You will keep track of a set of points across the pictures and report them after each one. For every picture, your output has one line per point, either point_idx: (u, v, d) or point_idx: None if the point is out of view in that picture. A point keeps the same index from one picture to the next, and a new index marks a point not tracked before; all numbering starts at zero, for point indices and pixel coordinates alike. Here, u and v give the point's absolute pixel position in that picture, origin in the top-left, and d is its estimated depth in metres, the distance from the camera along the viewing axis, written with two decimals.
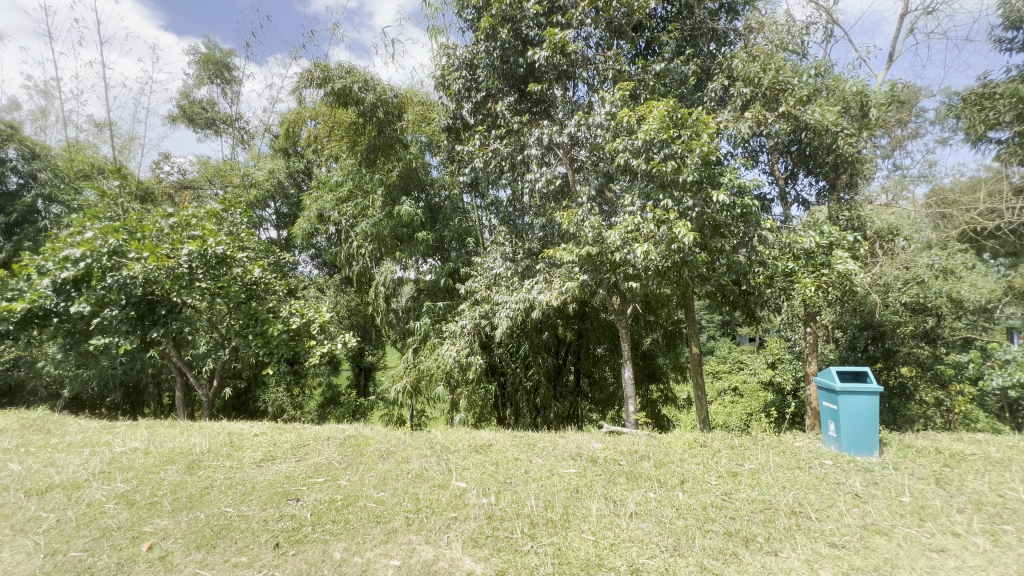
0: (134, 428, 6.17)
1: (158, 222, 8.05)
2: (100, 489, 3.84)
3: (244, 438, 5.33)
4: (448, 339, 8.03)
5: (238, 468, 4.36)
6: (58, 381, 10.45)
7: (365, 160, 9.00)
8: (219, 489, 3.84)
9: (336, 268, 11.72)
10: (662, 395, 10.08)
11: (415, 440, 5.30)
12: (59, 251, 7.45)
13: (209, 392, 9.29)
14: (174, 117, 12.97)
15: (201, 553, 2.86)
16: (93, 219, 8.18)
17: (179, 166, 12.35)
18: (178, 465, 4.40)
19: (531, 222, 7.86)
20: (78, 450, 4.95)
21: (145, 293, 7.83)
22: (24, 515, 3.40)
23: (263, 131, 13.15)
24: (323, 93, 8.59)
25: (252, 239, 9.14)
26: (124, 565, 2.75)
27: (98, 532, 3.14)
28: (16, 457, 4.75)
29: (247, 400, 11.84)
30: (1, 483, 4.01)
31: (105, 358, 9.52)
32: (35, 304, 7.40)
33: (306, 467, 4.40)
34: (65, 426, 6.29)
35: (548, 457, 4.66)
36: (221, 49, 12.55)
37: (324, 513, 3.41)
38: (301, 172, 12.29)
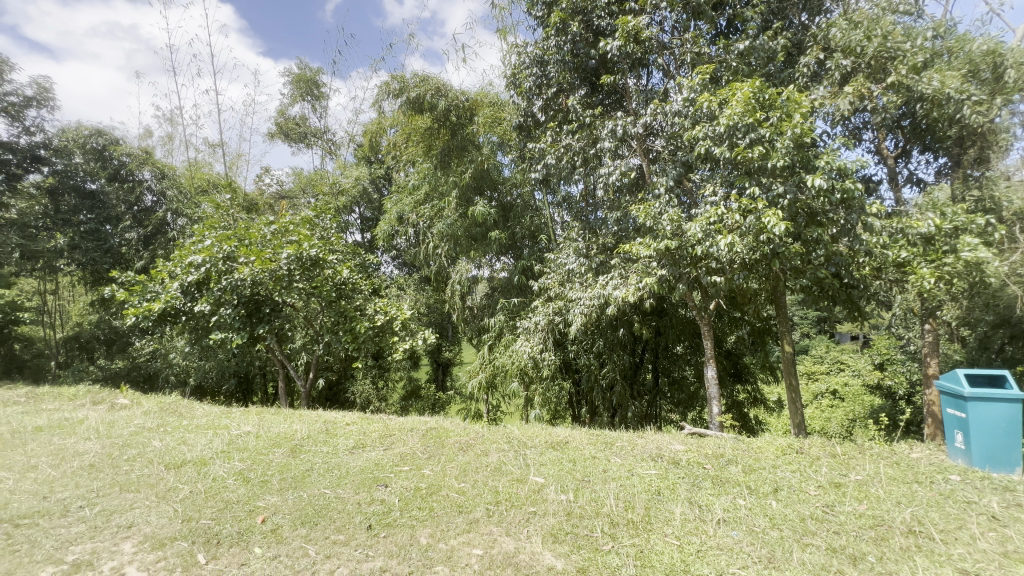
0: (246, 414, 6.91)
1: (262, 230, 8.94)
2: (222, 466, 4.37)
3: (338, 427, 5.78)
4: (522, 335, 8.12)
5: (334, 453, 4.74)
6: (185, 371, 12.00)
7: (440, 162, 9.32)
8: (318, 472, 4.20)
9: (415, 267, 12.30)
10: (749, 396, 9.44)
11: (493, 434, 5.44)
12: (185, 258, 8.58)
13: (307, 383, 10.16)
14: (272, 134, 14.32)
15: (306, 529, 3.15)
16: (210, 229, 9.30)
17: (278, 178, 13.63)
18: (284, 448, 4.88)
19: (605, 217, 7.72)
20: (204, 431, 5.67)
21: (253, 294, 8.72)
22: (166, 485, 3.96)
23: (348, 141, 14.11)
24: (400, 102, 9.02)
25: (340, 242, 9.87)
26: (243, 534, 3.10)
27: (221, 504, 3.56)
28: (157, 435, 5.54)
29: (339, 391, 12.79)
30: (146, 457, 4.70)
31: (222, 351, 10.78)
32: (168, 304, 8.52)
33: (392, 455, 4.68)
34: (192, 410, 7.21)
35: (627, 457, 4.57)
36: (311, 68, 13.63)
37: (410, 500, 3.60)
38: (382, 178, 13.05)
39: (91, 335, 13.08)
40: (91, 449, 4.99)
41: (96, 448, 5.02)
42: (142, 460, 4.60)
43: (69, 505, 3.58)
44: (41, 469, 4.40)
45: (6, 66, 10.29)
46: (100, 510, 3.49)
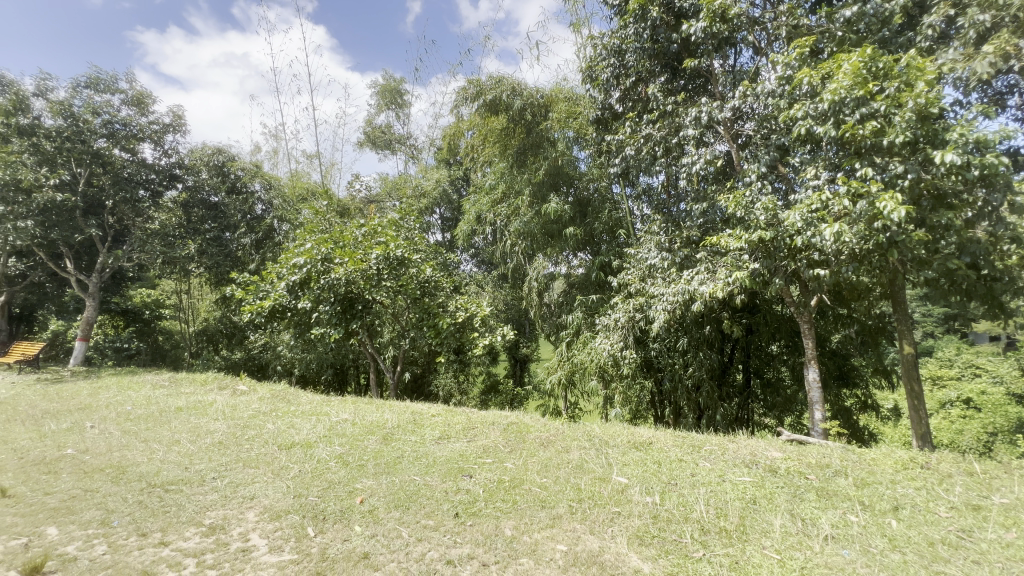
0: (344, 403, 7.51)
1: (354, 233, 9.64)
2: (325, 449, 4.79)
3: (425, 418, 6.08)
4: (601, 332, 8.00)
5: (422, 442, 5.01)
6: (290, 362, 13.30)
7: (516, 161, 9.40)
8: (408, 460, 4.46)
9: (493, 265, 12.59)
10: (858, 402, 8.50)
11: (573, 431, 5.41)
12: (290, 260, 9.47)
13: (395, 376, 10.79)
14: (361, 143, 15.37)
15: (399, 512, 3.36)
16: (310, 234, 10.21)
17: (366, 184, 14.60)
18: (377, 436, 5.23)
19: (689, 209, 7.34)
20: (308, 417, 6.25)
21: (347, 292, 9.42)
22: (280, 463, 4.43)
23: (428, 145, 14.74)
24: (477, 105, 9.24)
25: (423, 242, 10.35)
26: (345, 512, 3.38)
27: (325, 484, 3.91)
28: (271, 418, 6.21)
29: (423, 384, 13.44)
30: (263, 437, 5.29)
31: (321, 345, 11.78)
32: (277, 301, 9.47)
33: (476, 447, 4.84)
34: (298, 397, 7.97)
35: (717, 461, 4.31)
36: (395, 79, 14.42)
37: (494, 491, 3.70)
38: (461, 179, 13.46)
39: (216, 329, 14.94)
40: (220, 429, 5.73)
41: (223, 428, 5.74)
42: (259, 440, 5.19)
43: (204, 475, 4.14)
44: (182, 443, 5.13)
45: (149, 98, 12.04)
46: (229, 482, 3.99)
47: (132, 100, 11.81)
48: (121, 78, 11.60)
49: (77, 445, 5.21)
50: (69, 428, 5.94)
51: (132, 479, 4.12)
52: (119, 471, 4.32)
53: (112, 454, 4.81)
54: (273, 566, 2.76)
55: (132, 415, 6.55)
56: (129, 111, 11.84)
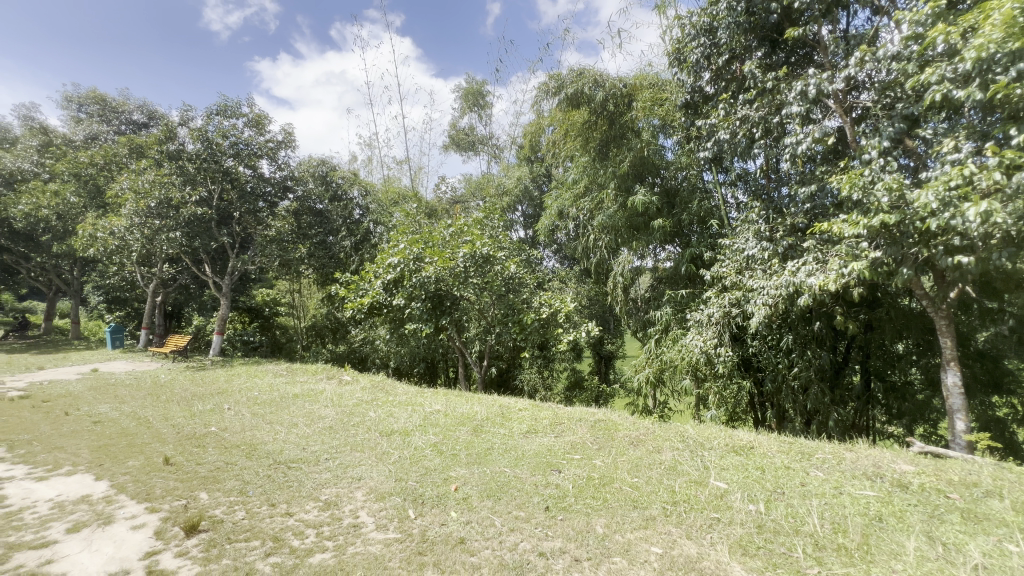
0: (436, 394, 7.90)
1: (443, 233, 10.09)
2: (421, 438, 5.10)
3: (512, 411, 6.21)
4: (693, 328, 7.60)
5: (510, 435, 5.12)
6: (387, 354, 14.29)
7: (599, 154, 9.23)
8: (498, 452, 4.59)
9: (576, 260, 12.51)
10: (1015, 412, 7.18)
11: (665, 431, 5.21)
12: (385, 260, 10.13)
13: (482, 370, 11.16)
14: (447, 146, 16.02)
15: (491, 501, 3.48)
16: (402, 235, 10.86)
17: (452, 185, 15.21)
18: (467, 427, 5.44)
19: (793, 194, 6.68)
20: (405, 406, 6.69)
21: (436, 289, 9.87)
22: (382, 448, 4.80)
23: (510, 144, 14.98)
24: (558, 100, 9.21)
25: (507, 240, 10.56)
26: (442, 498, 3.56)
27: (423, 470, 4.16)
28: (372, 407, 6.73)
29: (508, 378, 13.71)
30: (366, 424, 5.75)
31: (413, 339, 12.52)
32: (375, 299, 10.20)
33: (563, 443, 4.85)
34: (395, 388, 8.54)
35: (831, 472, 3.91)
36: (477, 81, 14.83)
37: (584, 488, 3.69)
38: (543, 176, 13.41)
39: (323, 324, 16.44)
40: (330, 414, 6.33)
41: (332, 414, 6.33)
42: (364, 426, 5.65)
43: (319, 456, 4.60)
44: (300, 427, 5.75)
45: (266, 119, 13.55)
46: (339, 463, 4.40)
47: (252, 122, 13.37)
48: (243, 103, 13.16)
49: (218, 423, 6.06)
50: (213, 409, 6.94)
51: (261, 455, 4.70)
52: (251, 448, 4.95)
53: (245, 433, 5.53)
54: (380, 542, 2.99)
55: (260, 400, 7.48)
56: (250, 132, 13.42)
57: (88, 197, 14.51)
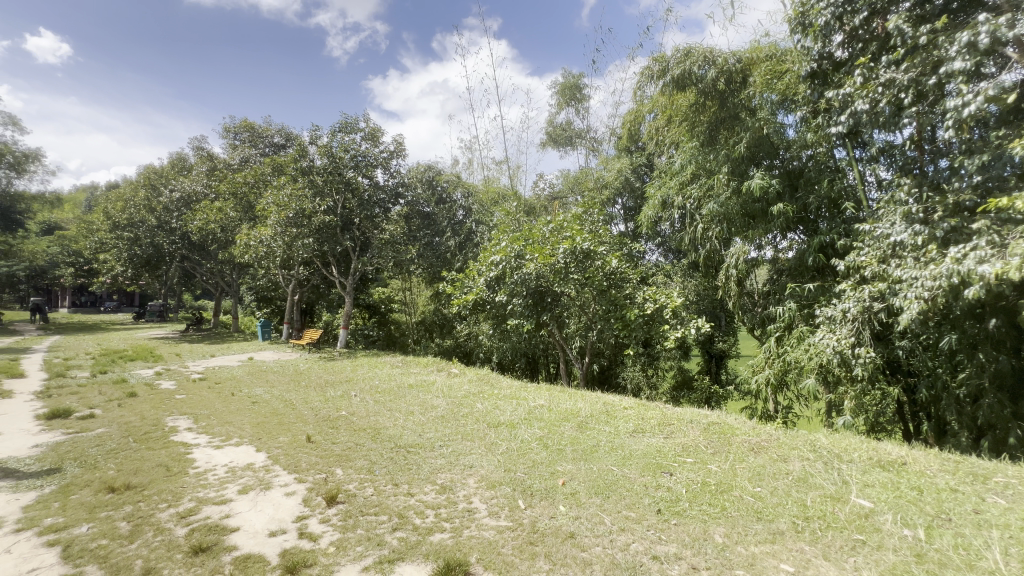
0: (539, 389, 8.01)
1: (542, 229, 10.15)
2: (526, 431, 5.21)
3: (617, 409, 6.07)
4: (823, 325, 6.78)
5: (616, 434, 5.02)
6: (490, 349, 14.84)
7: (707, 139, 8.63)
8: (604, 450, 4.52)
9: (682, 253, 11.87)
10: None
11: (791, 438, 4.71)
12: (488, 258, 10.42)
13: (583, 366, 11.14)
14: (544, 143, 16.09)
15: (599, 499, 3.45)
16: (503, 234, 11.13)
17: (550, 182, 15.28)
18: (572, 423, 5.45)
19: (955, 166, 5.64)
20: (510, 400, 6.89)
21: (537, 286, 9.92)
22: (490, 439, 5.00)
23: (609, 136, 14.60)
24: (662, 84, 8.75)
25: (608, 234, 10.32)
26: (550, 491, 3.62)
27: (529, 462, 4.25)
28: (478, 399, 7.04)
29: (609, 375, 13.46)
30: (475, 415, 6.03)
31: (515, 334, 12.84)
32: (479, 296, 10.62)
33: (673, 444, 4.63)
34: (499, 381, 8.85)
35: (1016, 500, 3.23)
36: (574, 75, 14.68)
37: (699, 493, 3.49)
38: (644, 165, 12.80)
39: (431, 320, 17.57)
40: (441, 404, 6.75)
41: (444, 404, 6.75)
42: (472, 417, 5.94)
43: (433, 443, 4.93)
44: (416, 414, 6.21)
45: (379, 132, 14.79)
46: (452, 451, 4.67)
47: (368, 135, 14.68)
48: (360, 119, 14.51)
49: (348, 408, 6.79)
50: (343, 395, 7.79)
51: (384, 439, 5.17)
52: (375, 432, 5.47)
53: (370, 418, 6.13)
54: (493, 528, 3.12)
55: (381, 388, 8.24)
56: (367, 144, 14.75)
57: (242, 211, 17.08)
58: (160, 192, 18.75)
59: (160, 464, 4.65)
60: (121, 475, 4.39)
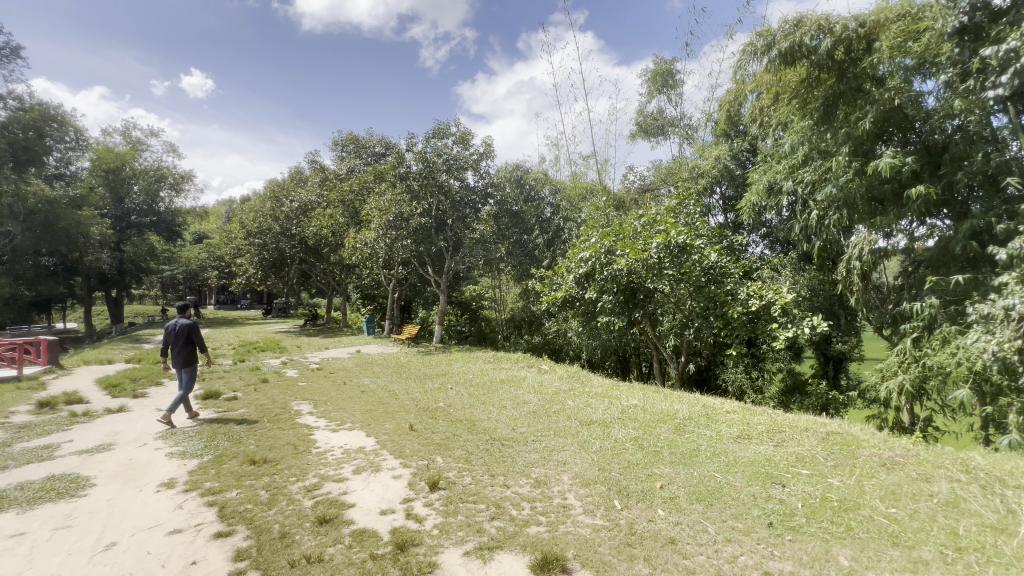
0: (631, 388, 7.79)
1: (634, 224, 9.84)
2: (620, 430, 5.10)
3: (719, 413, 5.71)
4: (977, 325, 5.75)
5: (718, 439, 4.71)
6: (579, 346, 14.77)
7: (823, 116, 7.75)
8: (705, 455, 4.27)
9: (792, 244, 10.81)
10: None
11: (935, 455, 4.08)
12: (577, 255, 10.36)
13: (679, 366, 10.71)
14: (634, 134, 15.55)
15: (701, 506, 3.27)
16: (592, 229, 11.00)
17: (640, 174, 14.73)
18: (669, 425, 5.22)
19: None
20: (601, 398, 6.79)
21: (629, 282, 9.67)
22: (583, 436, 4.97)
23: (705, 122, 13.73)
24: (767, 60, 8.02)
25: (705, 226, 9.72)
26: (647, 494, 3.51)
27: (625, 463, 4.15)
28: (569, 396, 7.03)
29: (708, 376, 12.74)
30: (566, 412, 6.03)
31: (605, 332, 12.63)
32: (568, 293, 10.56)
33: (786, 453, 4.23)
34: (590, 379, 8.76)
35: None
36: (666, 60, 13.98)
37: (817, 509, 3.16)
38: (746, 151, 11.84)
39: (520, 317, 17.89)
40: (533, 400, 6.85)
41: (536, 400, 6.85)
42: (564, 414, 5.95)
43: (526, 438, 5.01)
44: (509, 409, 6.37)
45: (469, 135, 15.32)
46: (545, 446, 4.72)
47: (459, 139, 15.29)
48: (452, 124, 15.14)
49: (445, 400, 7.16)
50: (440, 387, 8.24)
51: (480, 431, 5.38)
52: (471, 424, 5.71)
53: (465, 410, 6.41)
54: (589, 526, 3.11)
55: (475, 382, 8.58)
56: (458, 148, 15.34)
57: (349, 217, 18.71)
58: (283, 202, 21.19)
59: (289, 443, 5.29)
60: (260, 450, 5.06)
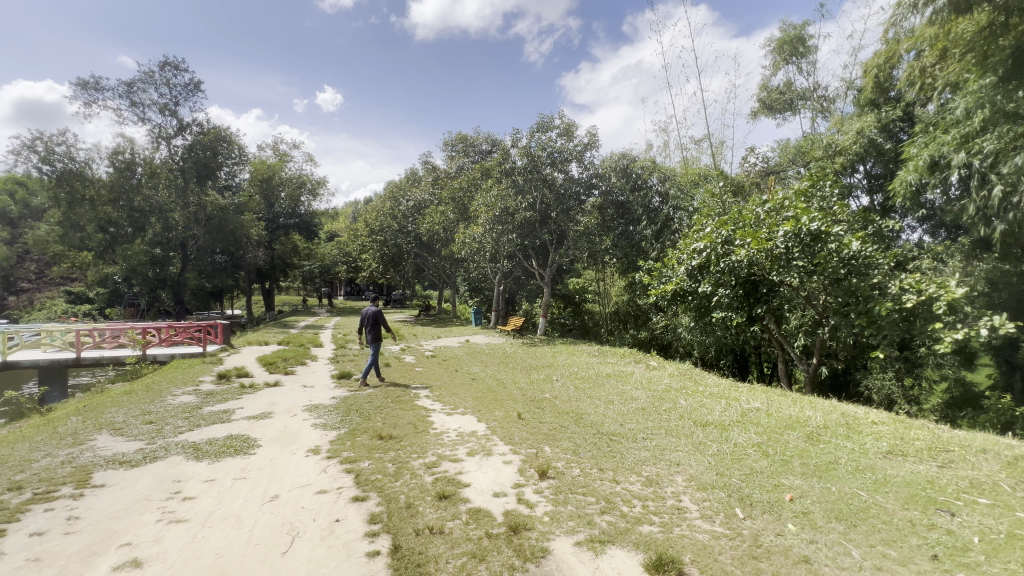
0: (752, 390, 7.17)
1: (755, 211, 8.99)
2: (741, 435, 4.72)
3: (862, 424, 5.01)
4: None
5: (862, 453, 4.13)
6: (690, 343, 13.96)
7: (1011, 72, 6.39)
8: (846, 469, 3.78)
9: (964, 229, 9.02)
10: None
11: None
12: (689, 245, 9.78)
13: (809, 368, 9.60)
14: (755, 112, 14.12)
15: (843, 526, 2.91)
16: (707, 218, 10.27)
17: (763, 155, 13.36)
18: (799, 433, 4.71)
19: None
20: (718, 399, 6.35)
21: (750, 275, 8.88)
22: (698, 438, 4.71)
23: (846, 91, 11.98)
24: (931, 12, 6.74)
25: (846, 211, 8.52)
26: (774, 505, 3.22)
27: (747, 470, 3.85)
28: (681, 395, 6.68)
29: (846, 382, 11.26)
30: (678, 411, 5.75)
31: (720, 328, 11.77)
32: (679, 286, 10.04)
33: (954, 477, 3.58)
34: (704, 378, 8.24)
35: None
36: (795, 25, 12.43)
37: (1001, 548, 2.63)
38: (899, 120, 10.11)
39: (626, 311, 17.37)
40: (641, 397, 6.63)
41: (644, 397, 6.63)
42: (676, 413, 5.68)
43: (636, 435, 4.88)
44: (616, 404, 6.25)
45: (573, 126, 15.17)
46: (656, 445, 4.56)
47: (564, 131, 15.22)
48: (555, 117, 15.11)
49: (551, 391, 7.25)
50: (546, 379, 8.38)
51: (587, 424, 5.37)
52: (578, 416, 5.72)
53: (572, 402, 6.43)
54: (707, 532, 2.94)
55: (581, 375, 8.56)
56: (562, 140, 15.27)
57: (458, 213, 19.73)
58: (400, 202, 22.96)
59: (410, 422, 5.79)
60: (386, 427, 5.61)
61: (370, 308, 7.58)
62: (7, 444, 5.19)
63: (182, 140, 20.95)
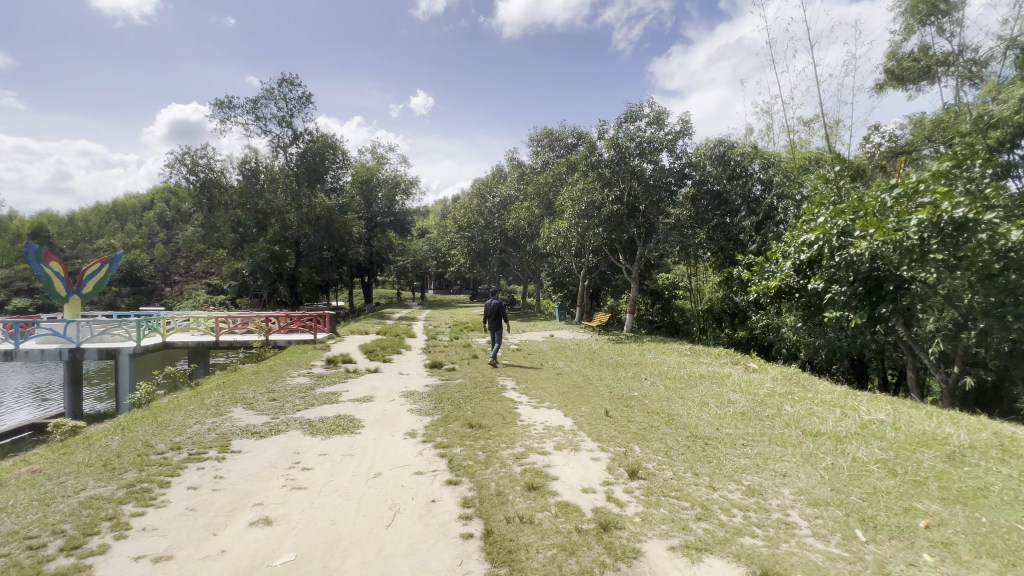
0: (874, 400, 6.36)
1: (881, 198, 7.95)
2: (861, 449, 4.21)
3: (1022, 447, 4.22)
4: None
5: (1022, 481, 3.48)
6: (796, 345, 12.77)
7: None
8: (1000, 498, 3.22)
9: None
10: None
11: None
12: (797, 237, 8.94)
13: (948, 378, 8.29)
14: (881, 85, 12.40)
15: (997, 565, 2.48)
16: (819, 207, 9.28)
17: (890, 133, 11.72)
18: (936, 452, 4.09)
19: None
20: (831, 407, 5.72)
21: (871, 269, 7.88)
22: (809, 448, 4.29)
23: (1003, 51, 10.06)
24: None
25: (1002, 194, 7.17)
26: (905, 532, 2.84)
27: (870, 489, 3.42)
28: (787, 401, 6.11)
29: (998, 396, 9.56)
30: (784, 418, 5.29)
31: (833, 328, 10.62)
32: (784, 281, 9.22)
33: None
34: (813, 383, 7.47)
35: None
36: None
37: None
38: None
39: (721, 308, 16.28)
40: (739, 400, 6.20)
41: (743, 400, 6.17)
42: (781, 420, 5.22)
43: (735, 440, 4.57)
44: (712, 407, 5.90)
45: (664, 114, 14.46)
46: (758, 453, 4.22)
47: (654, 120, 14.56)
48: (645, 105, 14.51)
49: (639, 390, 7.03)
50: (634, 377, 8.15)
51: (680, 426, 5.13)
52: (669, 417, 5.49)
53: (662, 402, 6.19)
54: (821, 553, 2.68)
55: (671, 375, 8.20)
56: (652, 129, 14.63)
57: (543, 208, 19.78)
58: (487, 199, 23.53)
59: (498, 413, 5.95)
60: (476, 416, 5.82)
61: (493, 301, 8.25)
62: (169, 411, 6.19)
63: (296, 149, 23.29)
